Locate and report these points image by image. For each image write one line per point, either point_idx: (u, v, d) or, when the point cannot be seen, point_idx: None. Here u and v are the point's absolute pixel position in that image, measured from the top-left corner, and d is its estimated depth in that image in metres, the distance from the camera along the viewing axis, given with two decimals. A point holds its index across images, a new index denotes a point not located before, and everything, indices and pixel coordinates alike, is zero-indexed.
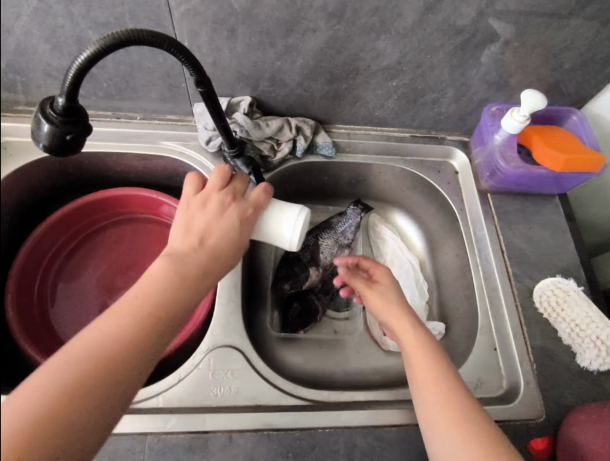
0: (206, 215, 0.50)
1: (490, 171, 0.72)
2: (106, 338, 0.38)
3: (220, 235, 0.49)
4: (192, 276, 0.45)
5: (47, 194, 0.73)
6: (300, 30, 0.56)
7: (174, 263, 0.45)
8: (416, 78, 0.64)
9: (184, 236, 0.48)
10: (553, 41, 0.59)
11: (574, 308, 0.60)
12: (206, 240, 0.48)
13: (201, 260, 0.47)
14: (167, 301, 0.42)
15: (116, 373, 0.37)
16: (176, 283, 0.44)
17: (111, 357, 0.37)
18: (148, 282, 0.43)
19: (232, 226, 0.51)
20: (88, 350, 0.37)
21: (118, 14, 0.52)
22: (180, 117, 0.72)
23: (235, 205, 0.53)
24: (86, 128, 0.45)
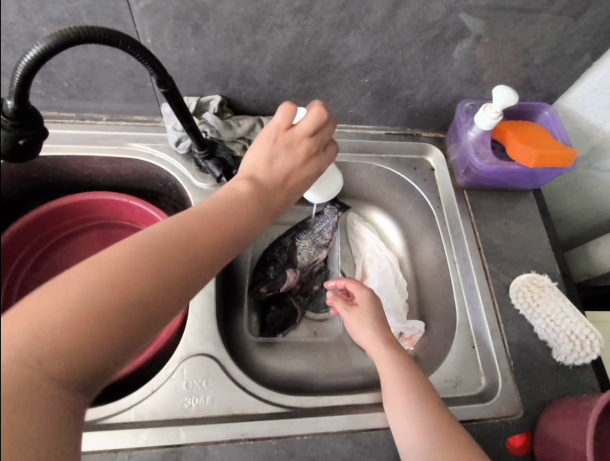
0: (291, 159, 0.50)
1: (465, 167, 0.71)
2: (179, 234, 0.37)
3: (298, 183, 0.51)
4: (268, 207, 0.47)
5: (9, 200, 0.69)
6: (267, 26, 0.54)
7: (254, 192, 0.46)
8: (389, 75, 0.63)
9: (266, 169, 0.48)
10: (523, 36, 0.59)
11: (549, 303, 0.61)
12: (285, 183, 0.49)
13: (279, 203, 0.48)
14: (238, 219, 0.42)
15: (178, 277, 0.36)
16: (224, 220, 0.41)
17: (181, 255, 0.36)
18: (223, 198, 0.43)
19: (308, 175, 0.52)
20: (162, 239, 0.36)
21: (73, 10, 0.50)
22: (148, 118, 0.69)
23: (315, 156, 0.53)
24: (40, 132, 0.43)
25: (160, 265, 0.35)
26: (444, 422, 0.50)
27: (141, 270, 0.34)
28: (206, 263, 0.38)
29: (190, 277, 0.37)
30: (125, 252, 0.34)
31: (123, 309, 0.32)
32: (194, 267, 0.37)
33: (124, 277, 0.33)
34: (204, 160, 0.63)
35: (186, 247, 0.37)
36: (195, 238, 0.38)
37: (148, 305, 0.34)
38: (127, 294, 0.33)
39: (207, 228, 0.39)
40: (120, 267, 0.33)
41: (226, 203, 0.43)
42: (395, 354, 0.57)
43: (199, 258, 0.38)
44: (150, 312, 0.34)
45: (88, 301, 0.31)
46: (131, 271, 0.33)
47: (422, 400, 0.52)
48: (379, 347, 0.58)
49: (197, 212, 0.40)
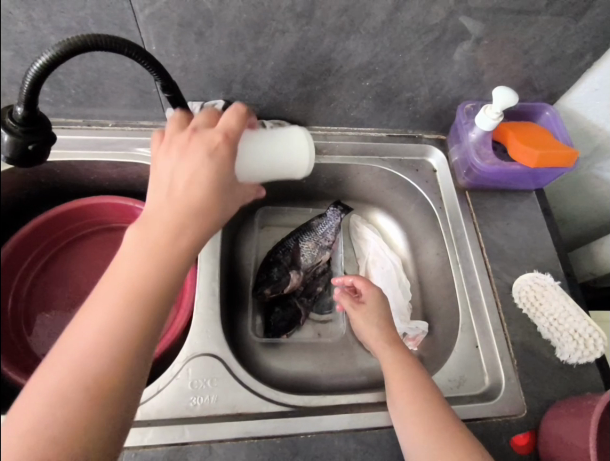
0: (181, 162, 0.41)
1: (467, 168, 0.72)
2: (118, 286, 0.36)
3: (197, 184, 0.40)
4: (201, 205, 0.40)
5: (19, 203, 0.71)
6: (269, 32, 0.55)
7: (165, 206, 0.39)
8: (389, 78, 0.64)
9: (170, 191, 0.40)
10: (523, 38, 0.59)
11: (552, 302, 0.61)
12: (177, 192, 0.40)
13: (186, 208, 0.39)
14: (173, 235, 0.39)
15: (134, 320, 0.36)
16: (163, 246, 0.38)
17: (129, 304, 0.36)
18: (151, 220, 0.39)
19: (224, 173, 0.41)
20: (107, 301, 0.36)
21: (80, 19, 0.51)
22: (153, 123, 0.70)
23: (230, 145, 0.42)
24: (49, 137, 0.44)
25: (114, 327, 0.35)
26: (448, 422, 0.50)
27: (101, 340, 0.35)
28: (171, 284, 0.38)
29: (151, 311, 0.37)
30: (81, 333, 0.35)
31: (99, 377, 0.34)
32: (155, 288, 0.37)
33: (85, 357, 0.34)
34: None
35: (133, 293, 0.36)
36: (151, 269, 0.37)
37: (124, 361, 0.35)
38: (96, 367, 0.34)
39: (148, 263, 0.37)
40: (79, 350, 0.34)
41: (155, 225, 0.38)
42: (400, 354, 0.57)
43: (158, 279, 0.37)
44: (125, 364, 0.35)
45: (73, 365, 0.34)
46: (89, 348, 0.34)
47: (424, 400, 0.52)
48: (384, 346, 0.58)
49: (131, 252, 0.38)
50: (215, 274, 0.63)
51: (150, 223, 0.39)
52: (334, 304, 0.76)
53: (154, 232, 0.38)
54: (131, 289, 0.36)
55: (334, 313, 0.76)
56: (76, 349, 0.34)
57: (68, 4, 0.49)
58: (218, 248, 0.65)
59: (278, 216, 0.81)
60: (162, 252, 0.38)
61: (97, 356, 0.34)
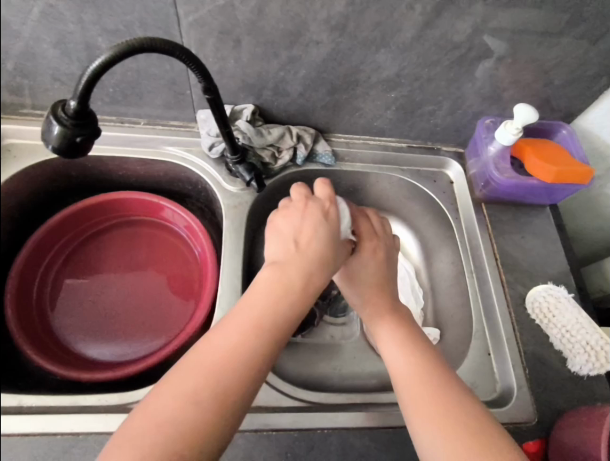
0: (299, 220, 0.54)
1: (484, 181, 0.74)
2: (249, 313, 0.47)
3: (311, 241, 0.53)
4: (315, 262, 0.52)
5: (49, 196, 0.73)
6: (304, 42, 0.58)
7: (287, 258, 0.51)
8: (414, 90, 0.66)
9: (291, 246, 0.52)
10: (545, 58, 0.62)
11: (564, 314, 0.62)
12: (297, 246, 0.52)
13: (305, 259, 0.51)
14: (295, 279, 0.49)
15: (257, 343, 0.45)
16: (284, 287, 0.49)
17: (256, 327, 0.46)
18: (278, 268, 0.50)
19: (331, 235, 0.54)
20: (240, 323, 0.46)
21: (127, 22, 0.54)
22: (183, 123, 0.73)
23: (333, 210, 0.57)
24: (95, 132, 0.47)
25: (240, 344, 0.45)
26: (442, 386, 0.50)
27: (228, 353, 0.44)
28: (288, 320, 0.48)
29: (269, 340, 0.46)
30: (215, 345, 0.45)
31: (220, 384, 0.42)
32: (277, 320, 0.47)
33: (214, 364, 0.43)
34: (236, 164, 0.67)
35: (260, 321, 0.46)
36: (274, 303, 0.47)
37: (242, 376, 0.43)
38: (223, 375, 0.43)
39: (271, 303, 0.47)
40: (211, 359, 0.43)
41: (282, 270, 0.50)
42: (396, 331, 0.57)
43: (278, 313, 0.47)
44: (243, 377, 0.43)
45: (205, 371, 0.43)
46: (217, 359, 0.43)
47: (417, 367, 0.52)
48: (380, 312, 0.59)
49: (261, 288, 0.49)
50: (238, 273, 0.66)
51: (277, 269, 0.50)
52: (348, 309, 0.79)
53: (279, 274, 0.49)
54: (257, 322, 0.46)
55: (348, 316, 0.79)
56: (209, 358, 0.44)
57: (119, 8, 0.52)
58: (242, 247, 0.68)
59: None
60: (284, 292, 0.48)
61: (223, 366, 0.43)
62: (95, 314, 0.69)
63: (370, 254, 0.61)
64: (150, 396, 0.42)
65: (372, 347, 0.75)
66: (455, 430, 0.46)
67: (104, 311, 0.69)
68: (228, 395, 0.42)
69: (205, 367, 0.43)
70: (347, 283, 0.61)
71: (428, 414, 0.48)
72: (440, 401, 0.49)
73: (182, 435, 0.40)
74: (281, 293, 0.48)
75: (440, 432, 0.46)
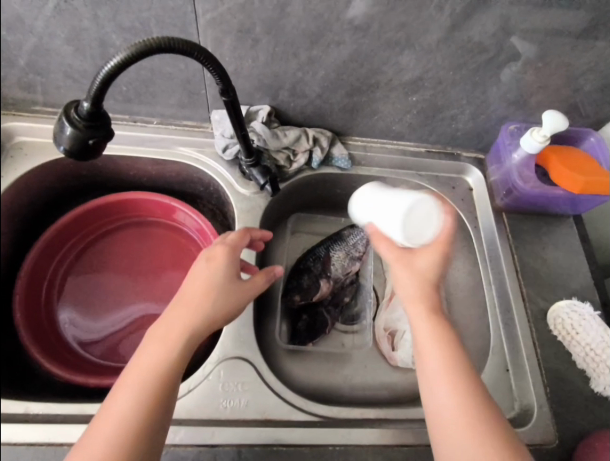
0: (208, 270, 0.53)
1: (506, 189, 0.72)
2: (169, 322, 0.49)
3: (187, 291, 0.51)
4: (216, 286, 0.52)
5: (59, 193, 0.72)
6: (325, 42, 0.55)
7: (209, 275, 0.53)
8: (437, 94, 0.64)
9: (202, 276, 0.53)
10: (576, 63, 0.59)
11: (589, 332, 0.59)
12: (197, 296, 0.51)
13: (205, 310, 0.50)
14: (197, 285, 0.51)
15: (183, 343, 0.48)
16: (205, 290, 0.51)
17: (178, 332, 0.48)
18: (196, 276, 0.53)
19: (211, 286, 0.52)
20: (165, 331, 0.48)
21: (143, 20, 0.52)
22: (196, 123, 0.71)
23: (220, 253, 0.55)
24: (108, 133, 0.45)
25: (167, 350, 0.47)
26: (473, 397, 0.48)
27: (157, 361, 0.46)
28: (211, 315, 0.51)
29: (194, 337, 0.49)
30: (143, 359, 0.46)
31: (154, 391, 0.45)
32: (201, 316, 0.50)
33: (145, 375, 0.45)
34: (250, 166, 0.65)
35: (186, 326, 0.49)
36: (196, 305, 0.50)
37: (174, 375, 0.46)
38: (155, 382, 0.45)
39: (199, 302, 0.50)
40: (144, 371, 0.45)
41: (188, 282, 0.52)
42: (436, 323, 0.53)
43: (202, 310, 0.50)
44: (172, 378, 0.46)
45: (138, 386, 0.44)
46: (145, 370, 0.45)
47: (460, 373, 0.50)
48: (427, 311, 0.53)
49: (185, 294, 0.51)
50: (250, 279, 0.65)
51: (194, 278, 0.52)
52: (359, 316, 0.77)
53: (206, 281, 0.52)
54: (202, 298, 0.51)
55: (360, 324, 0.76)
56: (143, 370, 0.45)
57: (135, 6, 0.50)
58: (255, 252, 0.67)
59: (309, 223, 0.80)
60: (206, 293, 0.51)
61: (157, 376, 0.45)
62: (103, 315, 0.68)
63: (431, 254, 0.54)
64: (89, 431, 0.44)
65: (384, 356, 0.74)
66: (482, 441, 0.46)
67: (112, 313, 0.69)
68: (163, 389, 0.45)
69: (142, 365, 0.46)
70: (400, 262, 0.55)
71: (463, 429, 0.46)
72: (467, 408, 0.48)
73: (140, 404, 0.44)
74: (205, 295, 0.51)
75: (467, 438, 0.46)
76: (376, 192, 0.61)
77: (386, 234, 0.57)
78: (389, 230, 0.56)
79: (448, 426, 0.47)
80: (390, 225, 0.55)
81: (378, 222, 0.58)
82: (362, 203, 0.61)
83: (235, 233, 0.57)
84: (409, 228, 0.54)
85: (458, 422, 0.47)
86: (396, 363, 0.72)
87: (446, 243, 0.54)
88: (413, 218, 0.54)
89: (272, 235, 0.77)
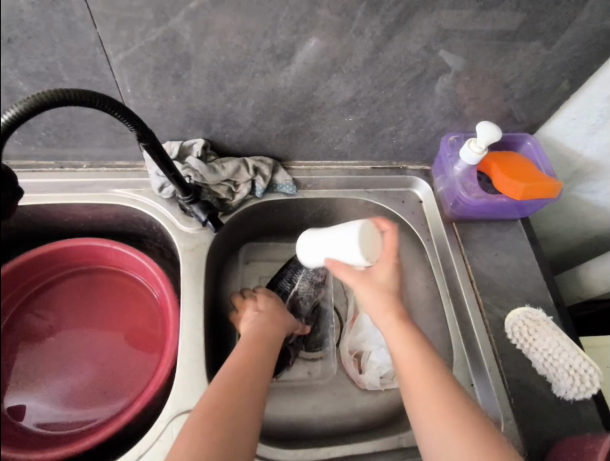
0: (257, 318, 0.63)
1: (453, 200, 0.71)
2: (230, 366, 0.53)
3: (249, 335, 0.59)
4: (271, 337, 0.60)
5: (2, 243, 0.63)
6: (249, 72, 0.54)
7: (263, 326, 0.61)
8: (373, 113, 0.63)
9: (257, 324, 0.61)
10: (503, 73, 0.60)
11: (545, 338, 0.59)
12: (255, 341, 0.58)
13: (265, 352, 0.57)
14: (253, 336, 0.59)
15: (248, 384, 0.52)
16: (260, 340, 0.59)
17: (241, 374, 0.52)
18: (252, 328, 0.60)
19: (264, 327, 0.61)
20: (226, 374, 0.52)
21: (50, 64, 0.49)
22: (129, 162, 0.68)
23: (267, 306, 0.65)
24: (14, 193, 0.41)
25: (230, 389, 0.50)
26: (453, 398, 0.49)
27: (221, 400, 0.49)
28: (266, 360, 0.56)
29: (257, 378, 0.53)
30: (207, 399, 0.49)
31: (221, 431, 0.47)
32: (257, 360, 0.55)
33: (211, 416, 0.47)
34: (190, 204, 0.62)
35: (245, 367, 0.53)
36: (251, 352, 0.56)
37: (241, 416, 0.49)
38: (222, 424, 0.47)
39: (252, 354, 0.56)
40: (209, 411, 0.48)
41: (247, 333, 0.60)
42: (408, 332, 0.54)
43: (259, 355, 0.56)
44: (239, 419, 0.48)
45: (205, 428, 0.46)
46: (210, 412, 0.48)
47: (435, 387, 0.50)
48: (396, 318, 0.56)
49: (242, 343, 0.57)
50: (200, 323, 0.62)
51: (251, 330, 0.60)
52: (324, 342, 0.75)
53: (260, 332, 0.60)
54: (256, 345, 0.57)
55: (325, 350, 0.74)
56: (207, 411, 0.48)
57: (37, 51, 0.47)
58: (202, 292, 0.64)
59: (262, 251, 0.78)
60: (259, 342, 0.58)
61: (219, 415, 0.48)
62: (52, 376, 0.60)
63: (387, 267, 0.58)
64: None
65: (352, 380, 0.72)
66: (468, 439, 0.46)
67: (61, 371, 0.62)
68: (242, 425, 0.48)
69: (214, 404, 0.48)
70: (362, 281, 0.57)
71: (453, 430, 0.47)
72: (448, 411, 0.48)
73: (211, 447, 0.45)
74: (257, 348, 0.57)
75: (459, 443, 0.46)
76: (318, 233, 0.61)
77: (344, 260, 0.58)
78: (347, 257, 0.57)
79: (430, 421, 0.48)
80: (346, 251, 0.57)
81: (331, 253, 0.59)
82: (309, 251, 0.62)
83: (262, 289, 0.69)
84: (367, 249, 0.56)
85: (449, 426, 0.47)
86: (365, 386, 0.71)
87: (396, 254, 0.58)
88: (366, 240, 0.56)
89: (224, 269, 0.74)
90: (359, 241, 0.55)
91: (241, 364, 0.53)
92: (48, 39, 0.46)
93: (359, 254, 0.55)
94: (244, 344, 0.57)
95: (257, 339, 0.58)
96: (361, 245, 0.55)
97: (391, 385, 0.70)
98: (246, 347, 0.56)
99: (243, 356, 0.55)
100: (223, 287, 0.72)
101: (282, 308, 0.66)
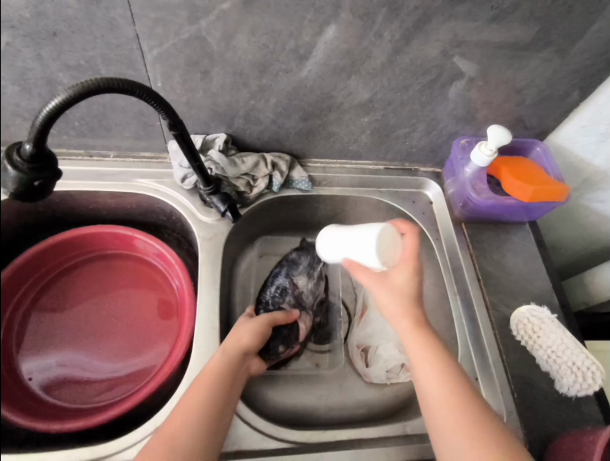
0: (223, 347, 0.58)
1: (463, 201, 0.73)
2: (175, 418, 0.50)
3: (206, 371, 0.54)
4: (229, 375, 0.55)
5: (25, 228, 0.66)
6: (273, 71, 0.57)
7: (225, 360, 0.56)
8: (388, 114, 0.66)
9: (217, 356, 0.56)
10: (515, 79, 0.62)
11: (549, 336, 0.61)
12: (209, 380, 0.53)
13: (219, 396, 0.53)
14: (208, 375, 0.54)
15: (190, 440, 0.48)
16: (216, 380, 0.53)
17: (181, 430, 0.49)
18: (210, 363, 0.55)
19: (226, 360, 0.56)
20: (167, 431, 0.49)
21: (89, 58, 0.52)
22: (154, 154, 0.71)
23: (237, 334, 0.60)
24: (54, 174, 0.45)
25: (169, 448, 0.47)
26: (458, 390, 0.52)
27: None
28: (216, 405, 0.52)
29: (203, 432, 0.49)
30: (144, 459, 0.47)
31: None
32: (206, 407, 0.51)
33: None
34: (210, 195, 0.65)
35: (190, 420, 0.50)
36: (200, 398, 0.51)
37: None
38: None
39: (203, 401, 0.51)
40: None
41: (204, 369, 0.55)
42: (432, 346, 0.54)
43: (208, 401, 0.51)
44: None
45: None
46: None
47: (458, 400, 0.51)
48: (411, 326, 0.55)
49: (196, 385, 0.53)
50: (216, 308, 0.65)
51: (209, 365, 0.55)
52: (332, 335, 0.77)
53: (218, 368, 0.55)
54: (207, 387, 0.52)
55: (333, 343, 0.77)
56: None
57: (79, 45, 0.51)
58: (218, 279, 0.67)
59: (276, 245, 0.81)
60: (212, 382, 0.53)
61: None
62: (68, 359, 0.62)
63: (405, 270, 0.57)
64: None
65: (359, 373, 0.74)
66: (469, 429, 0.49)
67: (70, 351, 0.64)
68: None
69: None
70: (377, 283, 0.57)
71: (462, 430, 0.49)
72: (470, 425, 0.49)
73: None
74: (229, 376, 0.55)
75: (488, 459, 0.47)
76: (342, 230, 0.62)
77: (361, 263, 0.58)
78: (365, 259, 0.57)
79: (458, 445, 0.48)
80: (364, 254, 0.57)
81: (349, 253, 0.59)
82: (328, 245, 0.62)
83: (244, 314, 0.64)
84: (384, 254, 0.56)
85: (469, 443, 0.48)
86: (371, 379, 0.72)
87: (415, 258, 0.57)
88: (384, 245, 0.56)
89: (238, 259, 0.76)
90: (377, 246, 0.55)
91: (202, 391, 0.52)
92: (89, 34, 0.49)
93: (376, 259, 0.56)
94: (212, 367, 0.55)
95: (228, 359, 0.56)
96: (378, 251, 0.56)
97: (396, 380, 0.72)
98: (196, 391, 0.52)
99: (190, 404, 0.51)
100: (236, 278, 0.75)
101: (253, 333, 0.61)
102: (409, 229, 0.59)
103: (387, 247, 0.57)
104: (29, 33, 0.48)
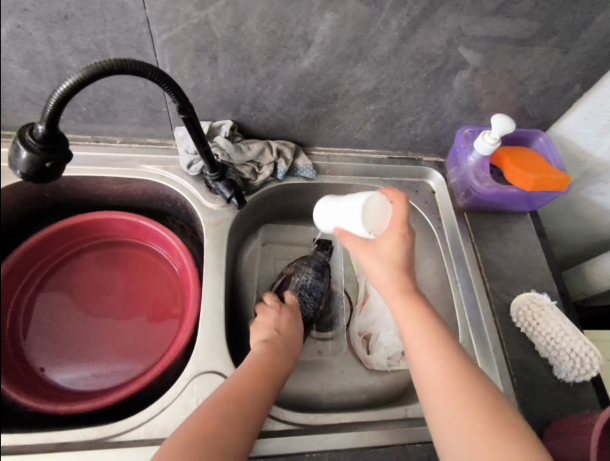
0: (258, 333, 0.63)
1: (465, 190, 0.75)
2: (226, 388, 0.52)
3: (252, 355, 0.58)
4: (276, 364, 0.58)
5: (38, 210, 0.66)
6: (280, 58, 0.57)
7: (270, 348, 0.60)
8: (393, 103, 0.66)
9: (263, 344, 0.60)
10: (519, 70, 0.63)
11: (549, 322, 0.62)
12: (255, 362, 0.56)
13: (267, 379, 0.55)
14: (259, 360, 0.57)
15: (240, 409, 0.50)
16: (265, 366, 0.56)
17: (231, 397, 0.51)
18: (259, 351, 0.59)
19: (271, 348, 0.60)
20: (218, 396, 0.51)
21: (98, 41, 0.53)
22: (160, 140, 0.72)
23: (276, 325, 0.64)
24: (66, 156, 0.44)
25: (220, 411, 0.49)
26: (457, 370, 0.51)
27: (206, 421, 0.48)
28: (264, 388, 0.54)
29: (252, 409, 0.51)
30: (194, 417, 0.49)
31: (202, 449, 0.46)
32: (257, 388, 0.53)
33: (195, 432, 0.47)
34: (216, 181, 0.66)
35: (240, 393, 0.52)
36: (251, 378, 0.54)
37: (223, 438, 0.47)
38: (204, 445, 0.46)
39: (255, 377, 0.54)
40: (192, 428, 0.48)
41: (254, 355, 0.58)
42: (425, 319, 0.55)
43: (259, 383, 0.54)
44: (222, 441, 0.47)
45: (182, 443, 0.46)
46: (193, 428, 0.48)
47: (449, 370, 0.51)
48: (403, 297, 0.57)
49: (247, 365, 0.56)
50: (221, 292, 0.65)
51: (259, 353, 0.58)
52: (334, 323, 0.78)
53: (266, 356, 0.58)
54: (257, 370, 0.55)
55: (335, 330, 0.78)
56: (191, 427, 0.48)
57: (88, 28, 0.51)
58: (224, 266, 0.67)
59: (279, 233, 0.82)
60: (263, 368, 0.56)
61: (200, 435, 0.47)
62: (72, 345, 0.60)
63: (391, 238, 0.57)
64: None
65: (361, 360, 0.74)
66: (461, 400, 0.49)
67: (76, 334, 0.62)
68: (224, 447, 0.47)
69: (197, 423, 0.48)
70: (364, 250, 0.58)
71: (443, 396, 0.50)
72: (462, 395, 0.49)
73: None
74: (269, 376, 0.56)
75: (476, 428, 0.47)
76: (332, 202, 0.62)
77: (348, 230, 0.60)
78: (351, 227, 0.59)
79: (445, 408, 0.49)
80: (352, 223, 0.58)
81: (339, 222, 0.61)
82: (325, 215, 0.63)
83: (271, 299, 0.68)
84: (368, 220, 0.58)
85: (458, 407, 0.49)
86: (372, 366, 0.73)
87: (403, 226, 0.57)
88: (369, 214, 0.58)
89: (242, 246, 0.77)
90: (362, 213, 0.57)
91: (229, 394, 0.51)
92: (100, 18, 0.50)
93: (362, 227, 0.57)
94: (242, 374, 0.54)
95: (261, 366, 0.56)
96: (364, 220, 0.57)
97: (396, 367, 0.73)
98: (244, 368, 0.55)
99: (241, 378, 0.54)
100: (240, 266, 0.76)
101: (289, 328, 0.65)
102: (398, 197, 0.59)
103: (374, 213, 0.58)
104: (39, 16, 0.49)
